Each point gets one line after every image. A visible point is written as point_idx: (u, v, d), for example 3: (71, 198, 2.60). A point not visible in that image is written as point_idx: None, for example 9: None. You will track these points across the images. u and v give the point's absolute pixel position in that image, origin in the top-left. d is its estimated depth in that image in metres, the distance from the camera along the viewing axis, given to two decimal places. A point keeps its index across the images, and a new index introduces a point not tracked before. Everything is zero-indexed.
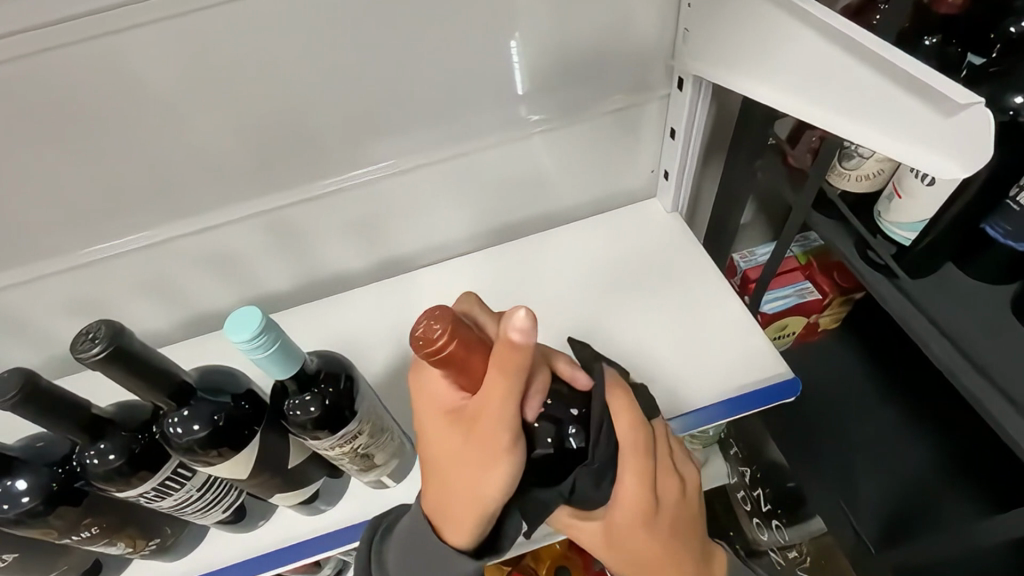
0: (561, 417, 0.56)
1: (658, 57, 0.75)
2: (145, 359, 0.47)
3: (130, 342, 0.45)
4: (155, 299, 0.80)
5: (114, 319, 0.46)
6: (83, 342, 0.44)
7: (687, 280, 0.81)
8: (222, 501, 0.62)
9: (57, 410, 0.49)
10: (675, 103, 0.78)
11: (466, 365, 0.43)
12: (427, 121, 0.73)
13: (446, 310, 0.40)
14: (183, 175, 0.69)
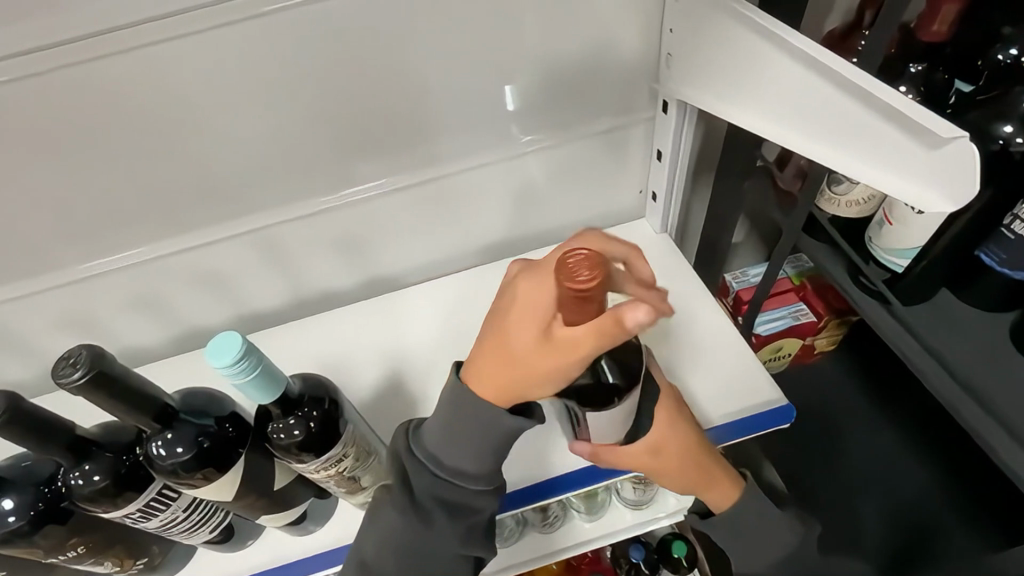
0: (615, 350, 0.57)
1: (644, 80, 0.75)
2: (127, 383, 0.47)
3: (111, 367, 0.46)
4: (144, 317, 0.81)
5: (96, 343, 0.46)
6: (63, 367, 0.44)
7: (676, 302, 0.80)
8: (210, 521, 0.62)
9: (39, 430, 0.50)
10: (660, 125, 0.77)
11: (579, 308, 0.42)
12: (415, 142, 0.74)
13: (597, 259, 0.39)
14: (173, 196, 0.70)
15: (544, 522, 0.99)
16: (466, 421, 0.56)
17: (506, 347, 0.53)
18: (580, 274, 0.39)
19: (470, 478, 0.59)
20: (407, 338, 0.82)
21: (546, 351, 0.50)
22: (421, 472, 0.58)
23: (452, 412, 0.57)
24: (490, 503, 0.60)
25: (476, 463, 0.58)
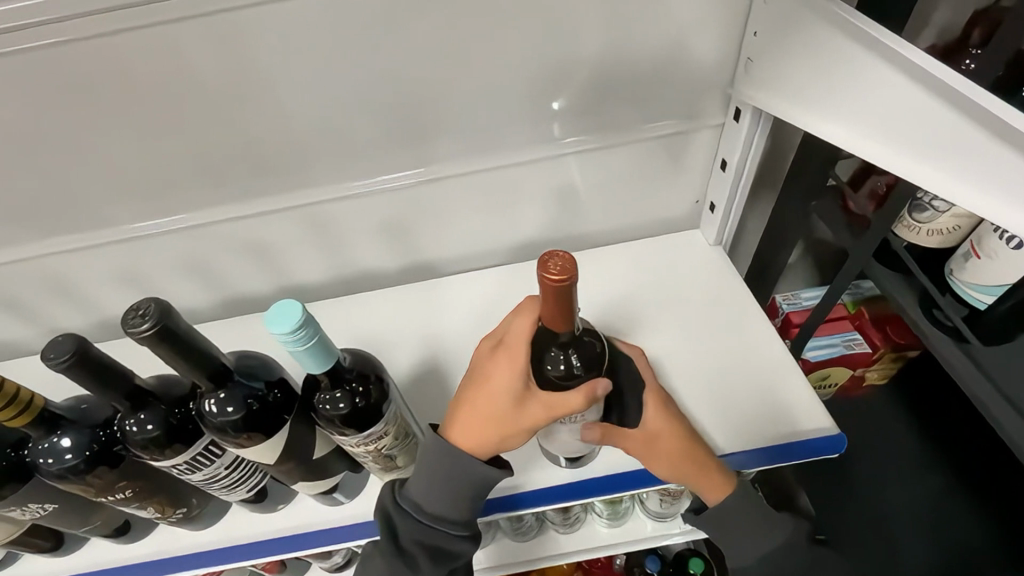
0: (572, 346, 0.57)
1: (717, 86, 0.71)
2: (187, 340, 0.48)
3: (175, 323, 0.47)
4: (195, 278, 0.83)
5: (163, 297, 0.47)
6: (133, 317, 0.45)
7: (725, 319, 0.77)
8: (248, 480, 0.64)
9: (102, 377, 0.51)
10: (729, 133, 0.74)
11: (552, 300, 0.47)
12: (470, 129, 0.72)
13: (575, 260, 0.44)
14: (231, 165, 0.71)
15: (564, 520, 1.02)
16: (450, 471, 0.61)
17: (490, 403, 0.61)
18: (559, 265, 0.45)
19: (447, 522, 0.63)
20: (444, 325, 0.82)
21: (519, 411, 0.59)
22: (403, 521, 0.62)
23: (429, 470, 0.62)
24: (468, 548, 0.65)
25: (453, 508, 0.63)
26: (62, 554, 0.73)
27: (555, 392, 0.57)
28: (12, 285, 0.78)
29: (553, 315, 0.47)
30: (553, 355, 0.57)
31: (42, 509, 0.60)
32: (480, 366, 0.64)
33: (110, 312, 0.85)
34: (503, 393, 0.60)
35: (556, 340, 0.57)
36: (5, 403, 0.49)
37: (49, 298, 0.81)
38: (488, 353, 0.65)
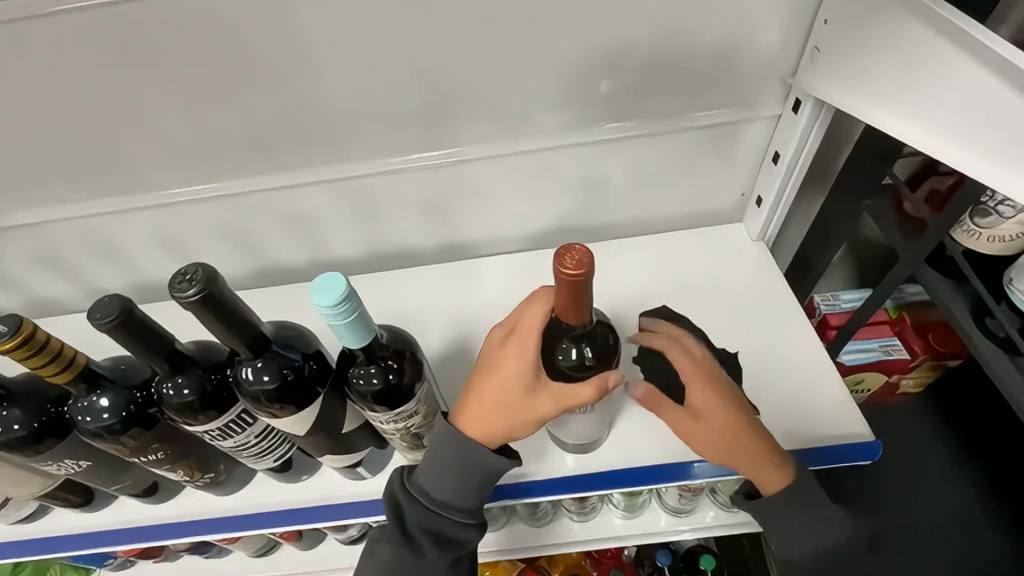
0: (583, 339, 0.59)
1: (776, 76, 0.68)
2: (234, 306, 0.46)
3: (222, 288, 0.44)
4: (230, 247, 0.83)
5: (208, 260, 0.45)
6: (180, 281, 0.43)
7: (763, 318, 0.75)
8: (276, 450, 0.65)
9: (146, 340, 0.50)
10: (786, 125, 0.71)
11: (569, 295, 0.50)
12: (515, 110, 0.71)
13: (589, 252, 0.47)
14: (271, 134, 0.70)
15: (579, 510, 1.01)
16: (458, 457, 0.61)
17: (500, 391, 0.60)
18: (573, 259, 0.47)
19: (454, 509, 0.63)
20: (476, 307, 0.81)
21: (529, 400, 0.59)
22: (411, 507, 0.62)
23: (438, 450, 0.61)
24: (472, 537, 0.64)
25: (459, 495, 0.62)
26: (93, 509, 0.75)
27: (566, 383, 0.59)
28: (51, 245, 0.79)
29: (566, 310, 0.50)
30: (564, 347, 0.59)
31: (77, 465, 0.62)
32: (487, 355, 0.64)
33: (145, 275, 0.85)
34: (515, 380, 0.60)
35: (569, 332, 0.59)
36: (49, 360, 0.50)
37: (86, 259, 0.82)
38: (498, 342, 0.64)
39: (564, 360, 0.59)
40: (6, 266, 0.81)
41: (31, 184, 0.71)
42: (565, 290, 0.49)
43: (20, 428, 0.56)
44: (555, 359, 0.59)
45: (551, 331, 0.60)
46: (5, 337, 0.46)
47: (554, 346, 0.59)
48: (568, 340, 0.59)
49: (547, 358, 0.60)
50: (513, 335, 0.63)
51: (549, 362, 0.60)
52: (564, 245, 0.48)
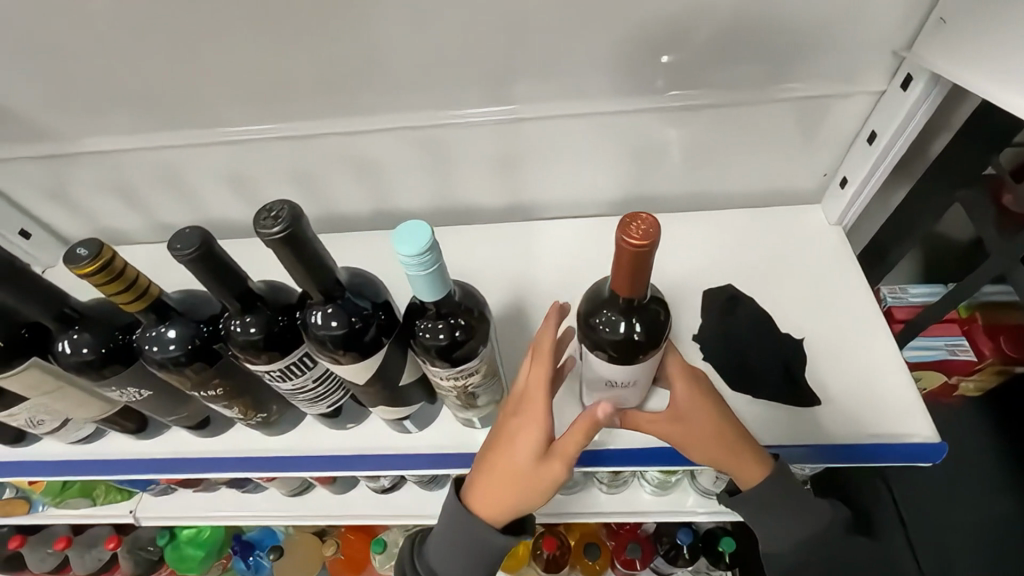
0: (633, 312, 0.55)
1: (888, 47, 0.63)
2: (314, 250, 0.45)
3: (307, 231, 0.43)
4: (291, 190, 0.83)
5: (293, 200, 0.44)
6: (265, 218, 0.42)
7: (833, 307, 0.73)
8: (330, 396, 0.65)
9: (221, 275, 0.50)
10: (889, 103, 0.66)
11: (627, 266, 0.46)
12: (600, 65, 0.67)
13: (660, 225, 0.44)
14: (348, 76, 0.68)
15: (609, 482, 1.01)
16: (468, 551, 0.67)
17: (507, 474, 0.62)
18: (642, 229, 0.44)
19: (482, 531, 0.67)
20: (535, 271, 0.80)
21: (532, 495, 0.62)
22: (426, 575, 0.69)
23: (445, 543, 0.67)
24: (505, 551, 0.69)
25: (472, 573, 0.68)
26: (145, 437, 0.77)
27: (606, 355, 0.56)
28: (121, 172, 0.80)
29: (624, 282, 0.47)
30: (609, 319, 0.55)
31: (138, 394, 0.63)
32: (495, 427, 0.65)
33: (206, 210, 0.86)
34: (518, 483, 0.61)
35: (618, 304, 0.55)
36: (124, 288, 0.50)
37: (152, 189, 0.82)
38: (506, 403, 0.64)
39: (607, 332, 0.55)
40: (79, 189, 0.83)
41: (110, 108, 0.71)
42: (623, 261, 0.46)
43: (89, 353, 0.57)
44: (599, 331, 0.56)
45: (599, 302, 0.57)
46: (86, 262, 0.46)
47: (597, 316, 0.56)
48: (615, 312, 0.55)
49: (589, 329, 0.56)
50: (516, 409, 0.63)
51: (590, 333, 0.56)
52: (633, 212, 0.45)
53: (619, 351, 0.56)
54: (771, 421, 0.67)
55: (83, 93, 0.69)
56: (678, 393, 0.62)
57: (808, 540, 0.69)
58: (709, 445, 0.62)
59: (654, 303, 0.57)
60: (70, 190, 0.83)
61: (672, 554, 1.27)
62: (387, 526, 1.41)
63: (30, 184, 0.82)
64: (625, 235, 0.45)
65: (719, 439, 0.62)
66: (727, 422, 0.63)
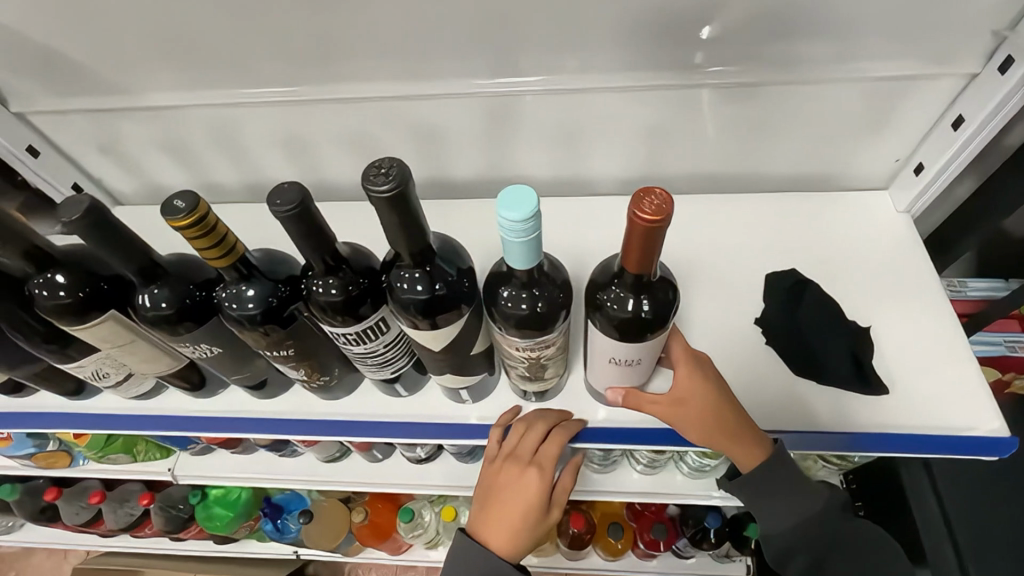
0: (641, 289, 0.56)
1: (989, 28, 0.61)
2: (415, 212, 0.44)
3: (413, 191, 0.43)
4: (349, 153, 0.82)
5: (401, 159, 0.43)
6: (375, 174, 0.41)
7: (899, 295, 0.72)
8: (395, 362, 0.65)
9: (314, 235, 0.49)
10: (982, 86, 0.64)
11: (637, 242, 0.48)
12: (683, 36, 0.65)
13: (672, 204, 0.45)
14: (422, 37, 0.66)
15: (648, 463, 1.00)
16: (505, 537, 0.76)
17: (513, 538, 0.76)
18: (654, 207, 0.45)
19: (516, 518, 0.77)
20: (593, 246, 0.79)
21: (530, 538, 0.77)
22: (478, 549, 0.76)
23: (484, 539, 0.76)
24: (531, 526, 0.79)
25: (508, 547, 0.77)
26: (203, 395, 0.78)
27: (614, 330, 0.57)
28: (179, 129, 0.79)
29: (636, 257, 0.49)
30: (616, 296, 0.56)
31: (209, 351, 0.63)
32: (489, 523, 0.76)
33: (260, 170, 0.85)
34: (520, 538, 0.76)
35: (624, 280, 0.56)
36: (213, 244, 0.49)
37: (209, 148, 0.82)
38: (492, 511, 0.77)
39: (615, 309, 0.56)
40: (134, 146, 0.82)
41: (174, 63, 0.70)
42: (635, 236, 0.48)
43: (168, 307, 0.58)
44: (606, 307, 0.57)
45: (606, 280, 0.58)
46: (182, 214, 0.46)
47: (603, 292, 0.57)
48: (623, 288, 0.56)
49: (597, 306, 0.57)
50: (501, 510, 0.76)
51: (596, 309, 0.58)
52: (645, 189, 0.46)
53: (624, 329, 0.57)
54: (834, 407, 0.67)
55: (147, 46, 0.68)
56: (682, 380, 0.65)
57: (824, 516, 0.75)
58: (706, 428, 0.65)
59: (665, 282, 0.58)
60: (125, 146, 0.82)
61: (698, 537, 1.28)
62: (412, 494, 1.43)
63: (86, 139, 0.81)
64: (635, 212, 0.46)
65: (717, 426, 0.65)
66: (729, 408, 0.65)
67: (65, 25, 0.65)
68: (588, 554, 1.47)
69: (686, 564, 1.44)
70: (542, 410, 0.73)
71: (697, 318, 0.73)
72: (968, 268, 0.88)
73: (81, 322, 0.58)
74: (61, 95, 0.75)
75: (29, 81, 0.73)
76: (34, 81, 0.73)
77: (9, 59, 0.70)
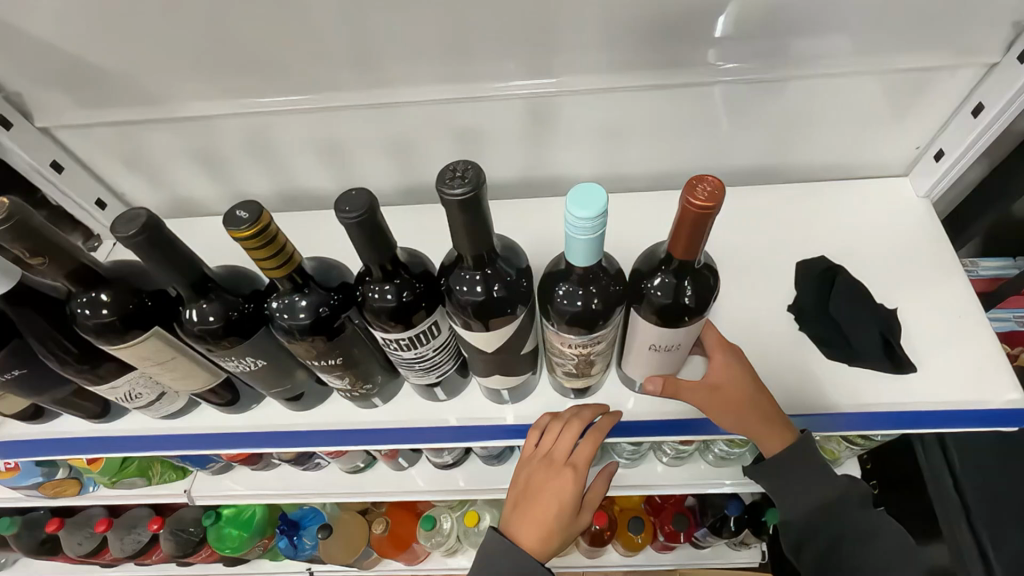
0: (684, 276, 0.55)
1: (1012, 19, 0.64)
2: (484, 212, 0.45)
3: (484, 193, 0.44)
4: (379, 160, 0.81)
5: (473, 162, 0.44)
6: (451, 177, 0.43)
7: (924, 276, 0.75)
8: (441, 366, 0.65)
9: (378, 240, 0.49)
10: (1001, 76, 0.68)
11: (686, 228, 0.47)
12: (721, 34, 0.66)
13: (723, 189, 0.44)
14: (466, 41, 0.66)
15: (675, 455, 1.01)
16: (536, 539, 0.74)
17: (547, 534, 0.74)
18: (705, 191, 0.44)
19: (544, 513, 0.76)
20: (628, 241, 0.80)
21: (563, 532, 0.75)
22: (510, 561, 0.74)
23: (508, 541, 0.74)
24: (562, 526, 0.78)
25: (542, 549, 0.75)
26: (236, 411, 0.76)
27: (657, 319, 0.56)
28: (206, 139, 0.77)
29: (686, 244, 0.48)
30: (658, 283, 0.55)
31: (253, 364, 0.62)
32: (521, 519, 0.74)
33: (288, 177, 0.84)
34: (555, 532, 0.74)
35: (666, 266, 0.55)
36: (273, 254, 0.49)
37: (235, 157, 0.80)
38: (523, 503, 0.75)
39: (658, 296, 0.55)
40: (156, 157, 0.80)
41: (206, 74, 0.69)
42: (684, 223, 0.47)
43: (215, 320, 0.57)
44: (647, 296, 0.55)
45: (647, 267, 0.57)
46: (246, 225, 0.45)
47: (645, 280, 0.56)
48: (665, 276, 0.55)
49: (640, 296, 0.56)
50: (534, 503, 0.74)
51: (639, 299, 0.56)
52: (697, 175, 0.45)
53: (668, 319, 0.56)
54: (873, 389, 0.69)
55: (186, 55, 0.66)
56: (714, 365, 0.68)
57: (842, 496, 0.79)
58: (737, 408, 0.67)
59: (708, 269, 0.56)
60: (146, 158, 0.80)
61: (717, 526, 1.30)
62: (431, 502, 1.42)
63: (106, 151, 0.79)
64: (686, 197, 0.45)
65: (745, 406, 0.67)
66: (761, 390, 0.68)
67: (103, 35, 0.64)
68: (607, 550, 1.48)
69: (703, 553, 1.46)
70: (581, 405, 0.73)
71: (739, 307, 0.75)
72: (978, 250, 0.92)
73: (124, 340, 0.57)
74: (84, 107, 0.73)
75: (52, 93, 0.71)
76: (63, 93, 0.71)
77: (39, 72, 0.68)
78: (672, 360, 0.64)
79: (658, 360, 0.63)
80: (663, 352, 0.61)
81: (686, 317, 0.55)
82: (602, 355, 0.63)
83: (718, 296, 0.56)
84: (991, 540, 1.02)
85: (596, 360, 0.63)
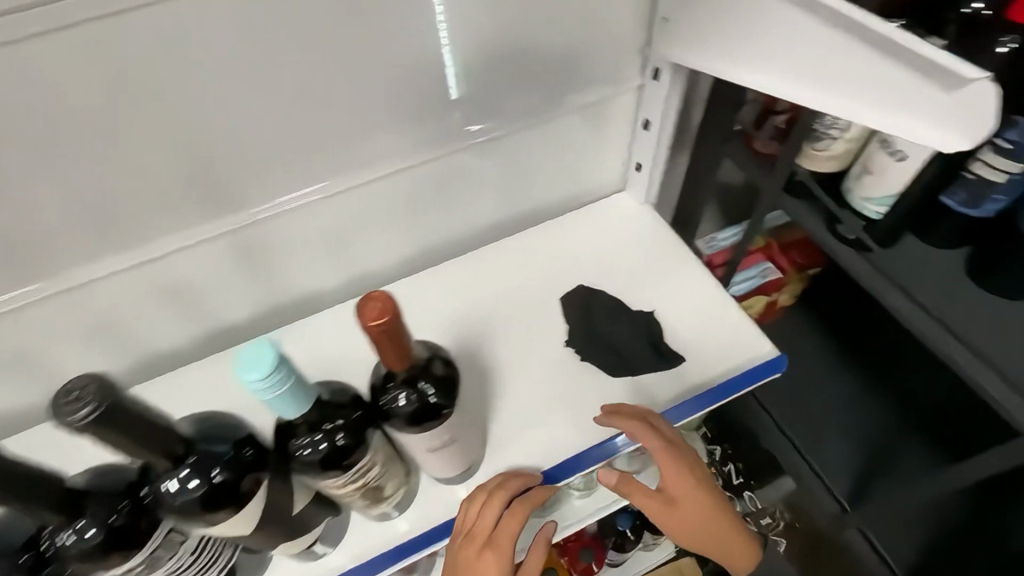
0: (418, 377, 0.53)
1: (633, 48, 0.73)
2: (133, 413, 0.43)
3: (120, 396, 0.42)
4: (81, 349, 0.69)
5: (96, 372, 0.42)
6: (68, 402, 0.40)
7: (667, 271, 0.82)
8: (217, 562, 0.55)
9: (25, 487, 0.44)
10: (650, 93, 0.77)
11: (382, 347, 0.44)
12: (385, 125, 0.66)
13: (394, 299, 0.43)
14: (117, 205, 0.59)
15: None
16: None
17: None
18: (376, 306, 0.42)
19: None
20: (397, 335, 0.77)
21: None
22: None
23: None
24: None
25: None
26: None
27: (413, 428, 0.53)
28: None
29: (393, 359, 0.45)
30: (394, 393, 0.52)
31: None
32: None
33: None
34: None
35: (394, 376, 0.52)
36: None
37: None
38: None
39: (401, 407, 0.52)
40: None
41: None
42: (376, 342, 0.44)
43: None
44: (391, 410, 0.52)
45: (378, 381, 0.53)
46: None
47: (382, 396, 0.52)
48: (400, 385, 0.52)
49: (384, 413, 0.53)
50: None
51: (386, 416, 0.53)
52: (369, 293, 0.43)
53: (425, 422, 0.53)
54: (661, 390, 0.73)
55: None
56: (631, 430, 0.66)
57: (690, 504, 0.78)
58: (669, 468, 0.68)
59: (439, 359, 0.55)
60: None
61: (620, 539, 1.32)
62: None
63: None
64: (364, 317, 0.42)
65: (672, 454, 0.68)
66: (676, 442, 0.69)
67: None
68: None
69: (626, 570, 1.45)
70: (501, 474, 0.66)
71: (520, 361, 0.75)
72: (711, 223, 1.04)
73: None
74: None
75: None
76: None
77: None
78: (460, 449, 0.61)
79: (447, 455, 0.60)
80: (443, 450, 0.58)
81: (440, 412, 0.53)
82: (388, 476, 0.58)
83: (459, 381, 0.55)
84: (829, 471, 1.08)
85: (381, 484, 0.58)
